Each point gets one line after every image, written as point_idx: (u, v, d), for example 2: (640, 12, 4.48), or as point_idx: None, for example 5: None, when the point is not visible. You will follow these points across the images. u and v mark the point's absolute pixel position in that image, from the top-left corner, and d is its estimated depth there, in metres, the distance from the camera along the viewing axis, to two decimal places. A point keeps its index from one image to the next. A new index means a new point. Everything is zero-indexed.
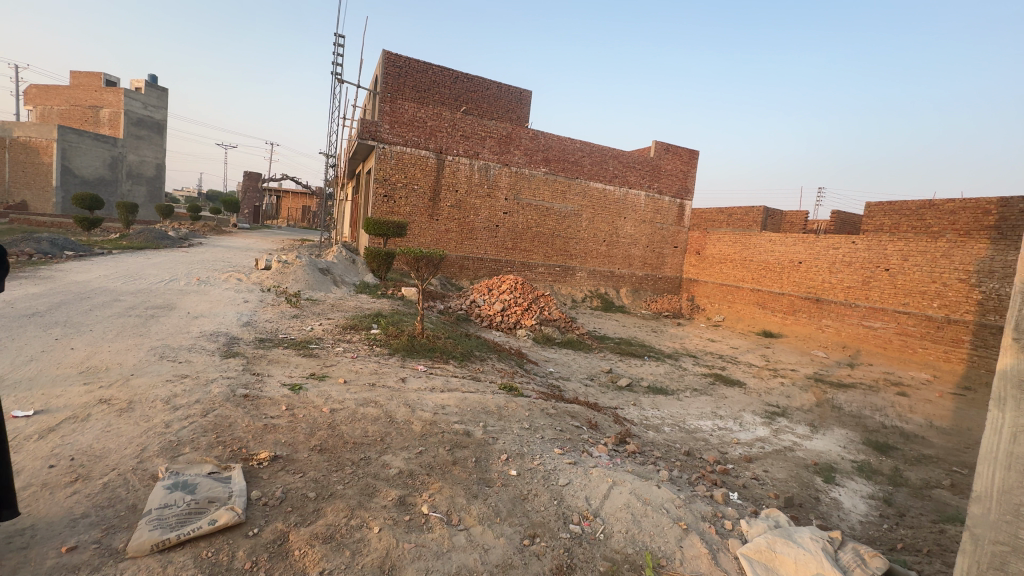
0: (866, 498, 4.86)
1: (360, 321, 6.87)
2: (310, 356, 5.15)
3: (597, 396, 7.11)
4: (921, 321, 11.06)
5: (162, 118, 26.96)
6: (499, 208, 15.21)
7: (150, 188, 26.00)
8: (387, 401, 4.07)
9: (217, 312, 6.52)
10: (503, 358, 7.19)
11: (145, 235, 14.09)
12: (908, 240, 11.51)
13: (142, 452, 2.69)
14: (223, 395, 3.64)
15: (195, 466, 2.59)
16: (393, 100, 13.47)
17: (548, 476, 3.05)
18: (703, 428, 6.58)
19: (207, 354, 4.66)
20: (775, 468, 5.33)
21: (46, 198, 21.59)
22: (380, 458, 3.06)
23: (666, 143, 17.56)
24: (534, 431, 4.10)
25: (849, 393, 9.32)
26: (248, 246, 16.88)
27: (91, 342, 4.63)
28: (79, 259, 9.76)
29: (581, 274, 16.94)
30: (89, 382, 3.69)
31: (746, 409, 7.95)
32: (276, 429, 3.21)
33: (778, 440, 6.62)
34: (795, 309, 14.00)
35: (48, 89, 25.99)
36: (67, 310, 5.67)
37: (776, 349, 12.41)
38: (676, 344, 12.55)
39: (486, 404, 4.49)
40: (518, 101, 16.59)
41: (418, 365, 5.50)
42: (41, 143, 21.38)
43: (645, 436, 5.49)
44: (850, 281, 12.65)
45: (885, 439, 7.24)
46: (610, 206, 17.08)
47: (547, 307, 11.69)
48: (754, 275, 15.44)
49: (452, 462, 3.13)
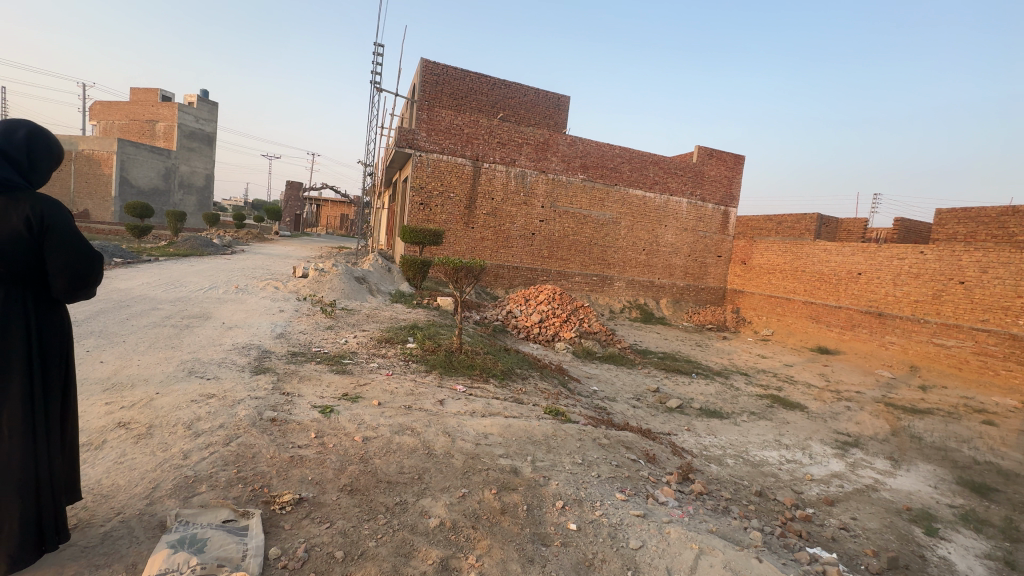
0: (981, 559, 4.12)
1: (396, 334, 6.54)
2: (343, 372, 4.83)
3: (647, 420, 6.53)
4: (1003, 341, 9.88)
5: (212, 130, 28.06)
6: (535, 216, 14.80)
7: (200, 198, 26.99)
8: (424, 428, 3.66)
9: (252, 322, 6.33)
10: (546, 377, 6.71)
11: (191, 243, 14.44)
12: (987, 250, 10.35)
13: (153, 491, 2.39)
14: (249, 419, 3.32)
15: (208, 511, 2.24)
16: (430, 108, 13.35)
17: (614, 533, 2.57)
18: (771, 461, 5.87)
19: (237, 370, 4.39)
20: (864, 515, 4.60)
21: (105, 207, 22.68)
22: (418, 502, 2.64)
23: (710, 148, 16.73)
24: (588, 468, 3.60)
25: (927, 420, 8.31)
26: (288, 253, 17.08)
27: (122, 355, 4.45)
28: (127, 266, 9.95)
29: (619, 284, 16.27)
30: (111, 401, 3.45)
31: (813, 438, 7.13)
32: (303, 463, 2.85)
33: (858, 477, 5.83)
34: (854, 324, 12.87)
35: (110, 106, 27.62)
36: (104, 319, 5.57)
37: (836, 367, 11.39)
38: (724, 360, 11.73)
39: (532, 432, 4.01)
40: (556, 106, 16.22)
41: (457, 385, 5.09)
42: (102, 156, 22.53)
43: (708, 471, 4.87)
44: (917, 294, 11.53)
45: (981, 478, 6.30)
46: (651, 214, 16.37)
47: (587, 319, 11.10)
48: (807, 286, 14.35)
49: (500, 511, 2.67)
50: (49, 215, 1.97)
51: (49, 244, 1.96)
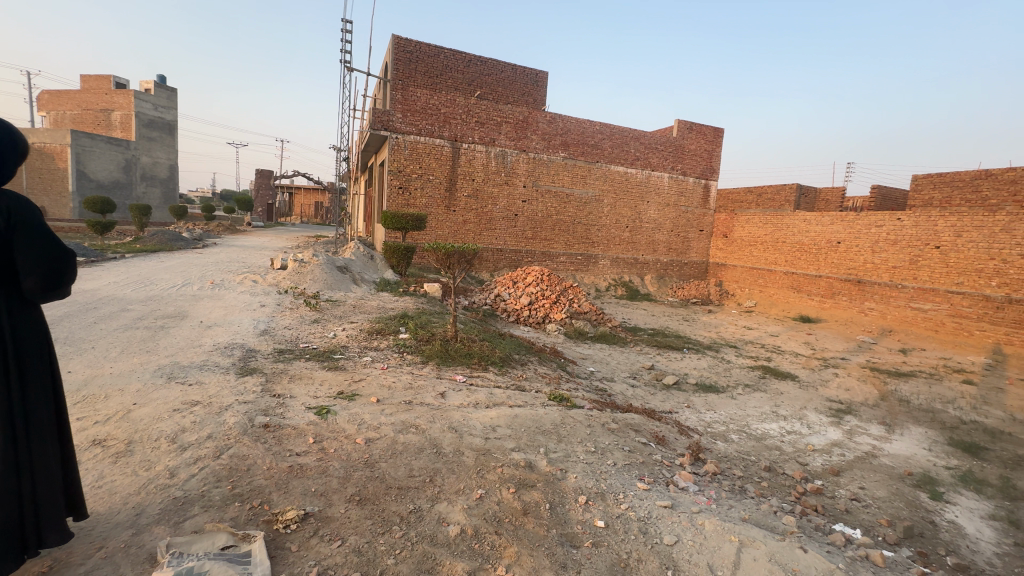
0: (986, 520, 4.17)
1: (386, 324, 6.26)
2: (336, 369, 4.56)
3: (646, 399, 6.44)
4: (977, 302, 10.14)
5: (173, 118, 26.64)
6: (517, 196, 14.49)
7: (165, 190, 25.76)
8: (429, 425, 3.44)
9: (232, 320, 5.97)
10: (544, 361, 6.56)
11: (158, 239, 13.68)
12: (962, 215, 10.53)
13: (139, 519, 2.14)
14: (240, 427, 3.06)
15: (204, 538, 2.01)
16: (405, 88, 12.79)
17: (645, 529, 2.50)
18: (772, 433, 5.85)
19: (221, 372, 4.09)
20: (871, 483, 4.61)
21: (62, 203, 21.42)
22: (433, 509, 2.45)
23: (689, 121, 16.56)
24: (602, 455, 3.45)
25: (912, 383, 8.48)
26: (263, 245, 16.42)
27: (93, 362, 4.10)
28: (91, 264, 9.36)
29: (604, 262, 16.18)
30: (83, 415, 3.13)
31: (808, 407, 7.19)
32: (304, 473, 2.61)
33: (856, 445, 5.88)
34: (834, 292, 13.06)
35: (60, 94, 25.91)
36: (69, 324, 5.15)
37: (820, 335, 11.56)
38: (712, 333, 11.80)
39: (540, 422, 3.83)
40: (534, 83, 15.78)
41: (456, 376, 4.88)
42: (55, 149, 21.16)
43: (716, 449, 4.80)
44: (895, 260, 11.70)
45: (970, 437, 6.43)
46: (633, 190, 16.22)
47: (576, 299, 10.94)
48: (788, 257, 14.47)
49: (523, 512, 2.51)
50: (19, 212, 1.72)
51: (22, 246, 1.71)
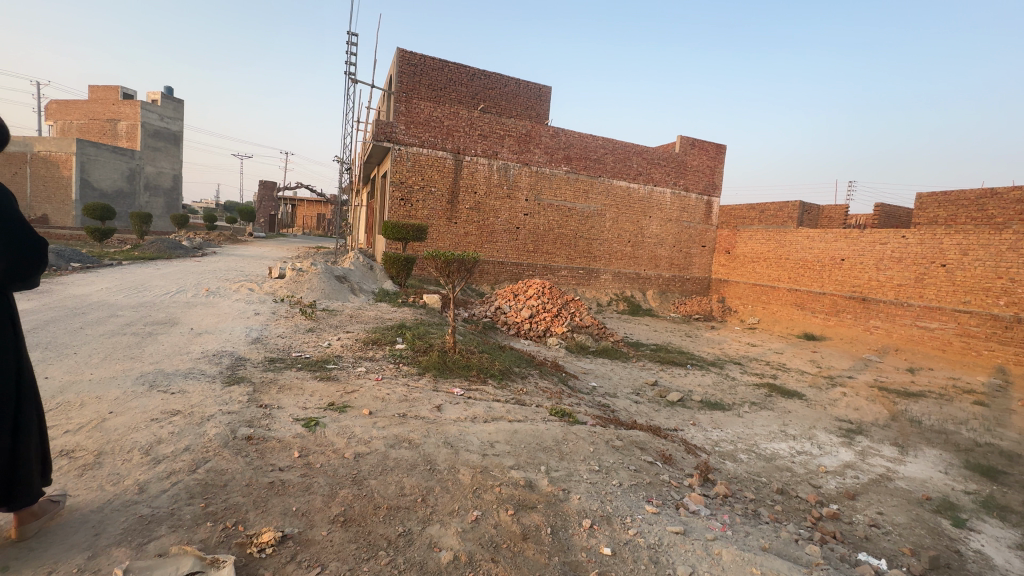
0: (1015, 550, 3.91)
1: (382, 334, 6.07)
2: (328, 379, 4.37)
3: (650, 416, 6.21)
4: (985, 321, 9.93)
5: (179, 129, 26.83)
6: (519, 209, 14.41)
7: (168, 199, 25.79)
8: (423, 439, 3.25)
9: (224, 327, 5.79)
10: (545, 375, 6.35)
11: (157, 246, 13.55)
12: (968, 233, 10.37)
13: (99, 540, 1.93)
14: (220, 439, 2.86)
15: (167, 563, 1.81)
16: (408, 100, 12.83)
17: (657, 558, 2.29)
18: (782, 453, 5.61)
19: (206, 381, 3.89)
20: (889, 508, 4.36)
21: (65, 211, 21.44)
22: (424, 532, 2.24)
23: (692, 137, 16.55)
24: (606, 475, 3.23)
25: (922, 403, 8.23)
26: (262, 254, 16.29)
27: (73, 369, 3.91)
28: (86, 270, 9.21)
29: (605, 277, 16.04)
30: (53, 424, 2.93)
31: (817, 427, 6.94)
32: (285, 491, 2.41)
33: (869, 466, 5.63)
34: (838, 309, 12.87)
35: (68, 104, 26.14)
36: (53, 330, 4.98)
37: (825, 353, 11.34)
38: (716, 349, 11.57)
39: (541, 438, 3.62)
40: (537, 97, 15.85)
41: (454, 389, 4.68)
42: (61, 157, 21.25)
43: (725, 470, 4.58)
44: (900, 278, 11.53)
45: (985, 461, 6.17)
46: (635, 205, 16.16)
47: (578, 313, 10.74)
48: (792, 274, 14.30)
49: (522, 536, 2.30)
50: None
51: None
